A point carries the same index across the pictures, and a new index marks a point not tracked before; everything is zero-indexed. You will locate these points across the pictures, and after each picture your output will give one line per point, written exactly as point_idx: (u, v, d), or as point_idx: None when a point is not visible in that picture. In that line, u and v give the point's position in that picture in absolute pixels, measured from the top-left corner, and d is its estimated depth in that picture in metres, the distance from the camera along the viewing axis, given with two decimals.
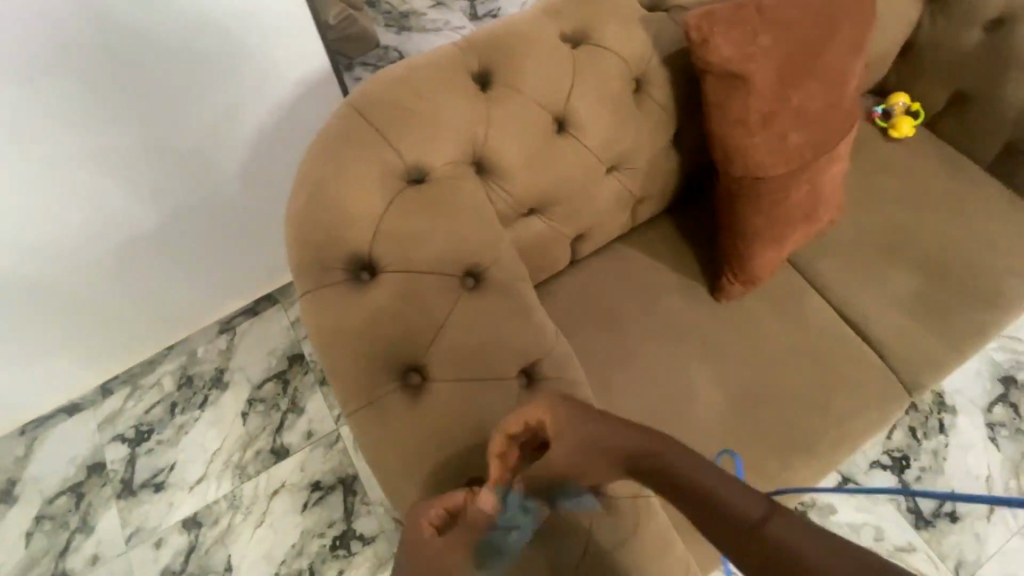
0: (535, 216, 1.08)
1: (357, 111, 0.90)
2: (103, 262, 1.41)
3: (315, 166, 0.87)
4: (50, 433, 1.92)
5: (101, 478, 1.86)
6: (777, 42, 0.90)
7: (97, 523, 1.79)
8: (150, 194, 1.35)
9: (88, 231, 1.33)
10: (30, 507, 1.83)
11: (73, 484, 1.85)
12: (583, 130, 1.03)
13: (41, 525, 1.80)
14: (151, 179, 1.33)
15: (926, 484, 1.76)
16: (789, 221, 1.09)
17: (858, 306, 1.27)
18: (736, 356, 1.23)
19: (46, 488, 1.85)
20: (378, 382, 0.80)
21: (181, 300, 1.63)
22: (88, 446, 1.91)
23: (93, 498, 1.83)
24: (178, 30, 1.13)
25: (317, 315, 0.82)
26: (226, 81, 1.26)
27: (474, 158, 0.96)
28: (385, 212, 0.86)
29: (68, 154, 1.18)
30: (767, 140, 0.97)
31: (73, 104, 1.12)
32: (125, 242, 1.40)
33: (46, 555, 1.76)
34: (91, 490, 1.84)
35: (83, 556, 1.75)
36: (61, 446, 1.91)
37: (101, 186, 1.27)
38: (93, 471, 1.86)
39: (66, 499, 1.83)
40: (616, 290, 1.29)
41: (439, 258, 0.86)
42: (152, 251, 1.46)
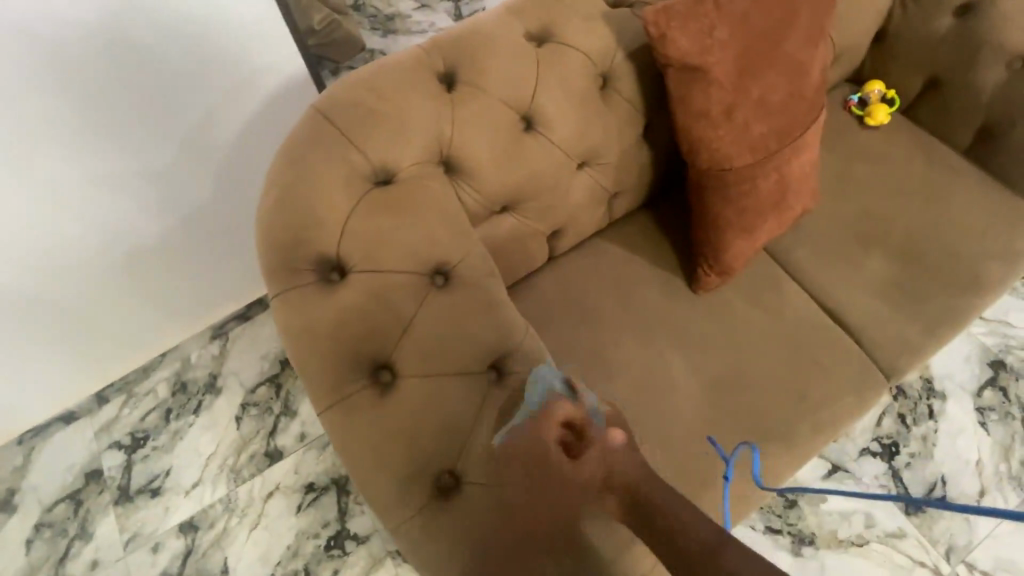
0: (508, 214, 1.10)
1: (325, 114, 0.91)
2: (100, 266, 1.42)
3: (283, 170, 0.89)
4: (48, 442, 1.95)
5: (99, 484, 1.88)
6: (735, 33, 0.91)
7: (95, 530, 1.82)
8: (145, 197, 1.36)
9: (82, 240, 1.35)
10: (31, 514, 1.85)
11: (71, 492, 1.88)
12: (550, 128, 1.04)
13: (40, 533, 1.82)
14: (146, 181, 1.34)
15: (916, 470, 1.77)
16: (759, 211, 1.10)
17: (834, 293, 1.28)
18: (714, 347, 1.24)
19: (45, 496, 1.88)
20: (347, 381, 0.82)
21: (178, 303, 1.64)
22: (86, 453, 1.93)
23: (92, 504, 1.85)
24: (169, 36, 1.17)
25: (286, 316, 0.84)
26: (216, 86, 1.29)
27: (443, 157, 0.98)
28: (353, 213, 0.87)
29: (61, 163, 1.20)
30: (730, 131, 0.98)
31: (66, 112, 1.14)
32: (117, 250, 1.41)
33: (46, 563, 1.79)
34: (89, 497, 1.86)
35: (83, 561, 1.78)
36: (59, 454, 1.93)
37: (93, 195, 1.28)
38: (90, 478, 1.89)
39: (65, 506, 1.85)
40: (594, 285, 1.30)
41: (407, 257, 0.87)
42: (145, 259, 1.47)
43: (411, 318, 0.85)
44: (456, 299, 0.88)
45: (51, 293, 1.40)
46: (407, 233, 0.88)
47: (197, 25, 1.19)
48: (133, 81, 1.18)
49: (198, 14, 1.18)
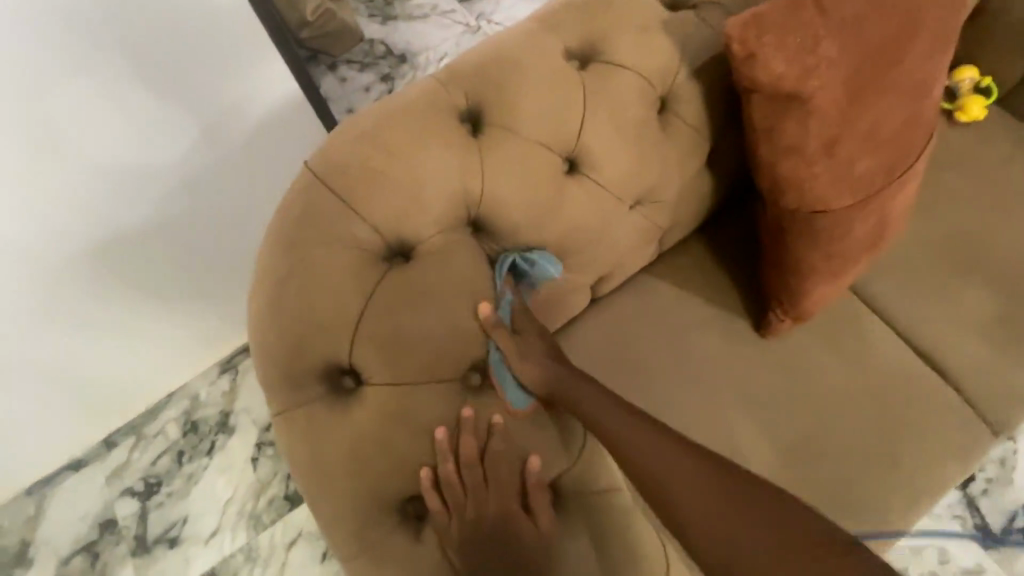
0: (548, 269, 0.91)
1: (323, 176, 0.73)
2: (89, 281, 1.18)
3: (276, 251, 0.71)
4: (54, 493, 1.69)
5: (115, 536, 1.65)
6: (845, 49, 0.70)
7: None
8: (136, 197, 1.11)
9: (87, 271, 1.16)
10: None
11: (86, 544, 1.64)
12: (599, 169, 0.84)
13: None
14: (137, 179, 1.09)
15: (994, 497, 1.56)
16: (851, 253, 0.91)
17: (927, 333, 1.10)
18: (790, 404, 1.06)
19: (58, 550, 1.64)
20: (373, 521, 0.67)
21: (182, 323, 1.41)
22: (97, 502, 1.68)
23: (105, 561, 1.62)
24: (184, 31, 0.99)
25: (296, 439, 0.68)
26: (225, 60, 1.05)
27: (471, 218, 0.79)
28: (365, 308, 0.70)
29: (41, 179, 0.99)
30: (828, 169, 0.78)
31: (48, 116, 0.94)
32: (109, 260, 1.17)
33: None
34: (104, 551, 1.63)
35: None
36: (61, 507, 1.67)
37: (97, 221, 1.10)
38: (104, 531, 1.65)
39: (78, 562, 1.62)
40: (646, 333, 1.12)
41: (431, 363, 0.71)
42: (156, 292, 1.29)
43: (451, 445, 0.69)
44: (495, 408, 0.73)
45: (50, 332, 1.22)
46: (433, 330, 0.71)
47: (214, 21, 1.00)
48: (132, 84, 0.98)
49: (218, 6, 0.99)
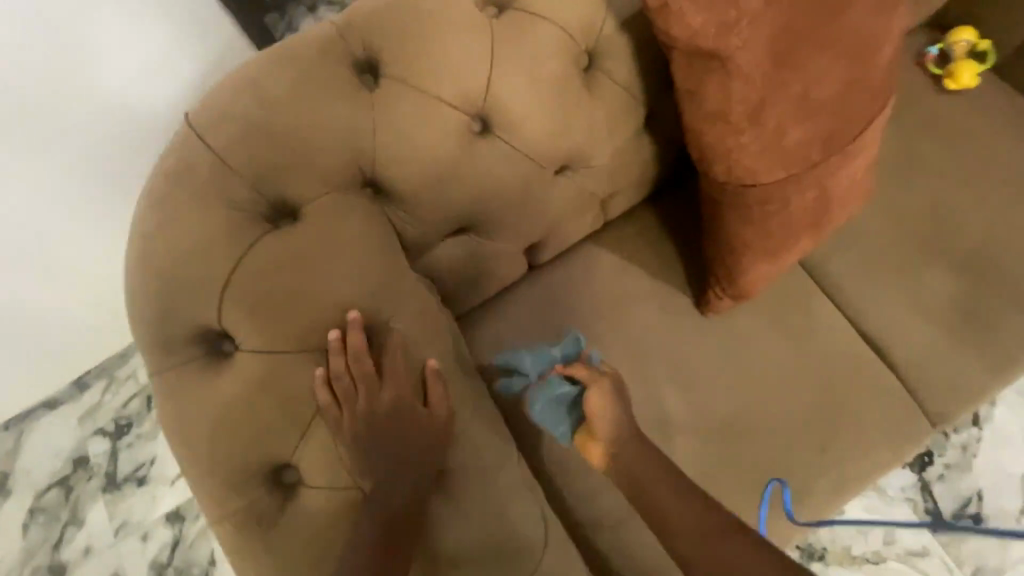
0: (469, 234, 0.87)
1: (199, 127, 0.67)
2: None
3: (148, 208, 0.67)
4: (31, 428, 1.72)
5: (88, 473, 1.69)
6: (773, 1, 0.62)
7: (86, 515, 1.66)
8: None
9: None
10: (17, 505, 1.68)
11: (60, 477, 1.69)
12: (514, 129, 0.78)
13: (34, 518, 1.66)
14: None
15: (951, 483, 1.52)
16: (791, 232, 0.84)
17: (876, 317, 1.04)
18: (724, 384, 1.03)
19: (36, 479, 1.69)
20: (242, 488, 0.66)
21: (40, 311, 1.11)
22: (71, 439, 1.72)
23: (80, 496, 1.68)
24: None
25: (168, 404, 0.67)
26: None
27: (367, 177, 0.74)
28: (234, 272, 0.66)
29: None
30: (757, 139, 0.71)
31: None
32: None
33: (41, 548, 1.64)
34: (78, 487, 1.68)
35: (72, 554, 1.63)
36: (37, 445, 1.71)
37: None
38: (77, 467, 1.69)
39: (53, 494, 1.68)
40: (583, 304, 1.07)
41: (301, 333, 0.66)
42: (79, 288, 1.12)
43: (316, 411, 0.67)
44: (367, 374, 0.67)
45: None
46: (309, 296, 0.67)
47: None
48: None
49: None
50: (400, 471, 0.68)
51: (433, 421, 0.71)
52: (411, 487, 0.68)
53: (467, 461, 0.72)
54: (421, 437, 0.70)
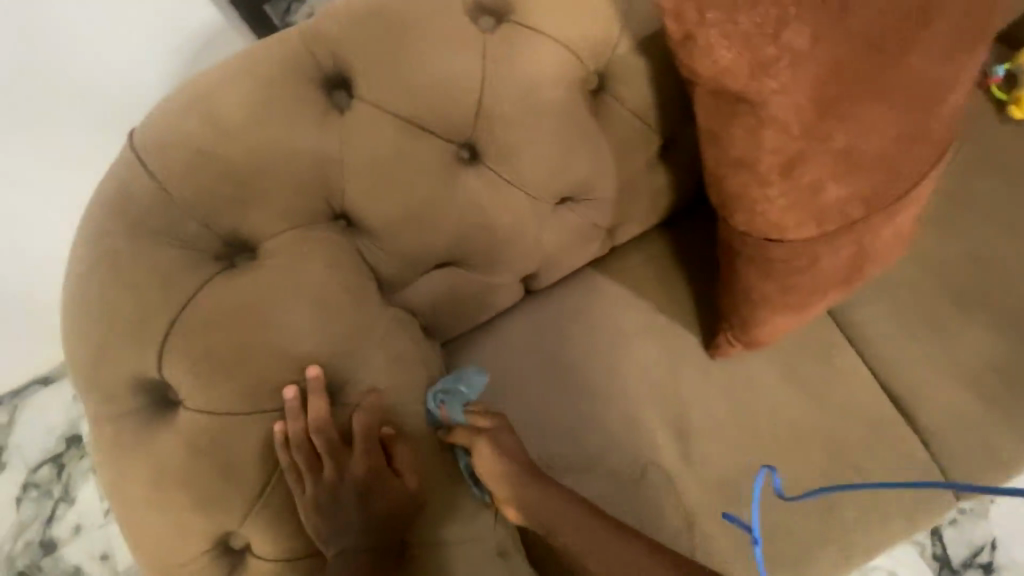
0: (454, 267, 0.77)
1: (145, 153, 0.60)
2: None
3: (88, 239, 0.60)
4: (27, 403, 1.33)
5: (79, 451, 1.31)
6: (825, 38, 0.51)
7: (79, 494, 1.27)
8: None
9: None
10: (7, 486, 1.28)
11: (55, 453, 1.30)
12: (507, 158, 0.68)
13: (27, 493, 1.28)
14: None
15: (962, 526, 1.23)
16: (817, 289, 0.74)
17: (902, 373, 0.94)
18: (730, 439, 0.92)
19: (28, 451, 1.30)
20: (178, 554, 0.59)
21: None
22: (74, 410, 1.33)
23: (70, 473, 1.29)
24: None
25: (102, 456, 0.60)
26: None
27: (337, 212, 0.66)
28: (177, 321, 0.58)
29: None
30: (788, 193, 0.60)
31: None
32: None
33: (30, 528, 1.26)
34: (70, 465, 1.29)
35: (60, 533, 1.26)
36: (33, 418, 1.32)
37: None
38: (73, 443, 1.30)
39: (46, 474, 1.29)
40: (581, 339, 0.96)
41: (251, 393, 0.59)
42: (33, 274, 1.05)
43: (273, 481, 0.60)
44: (327, 440, 0.60)
45: None
46: (262, 350, 0.59)
47: None
48: None
49: None
50: (369, 548, 0.59)
51: (405, 489, 0.63)
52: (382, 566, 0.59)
53: (440, 532, 0.64)
54: (391, 507, 0.61)
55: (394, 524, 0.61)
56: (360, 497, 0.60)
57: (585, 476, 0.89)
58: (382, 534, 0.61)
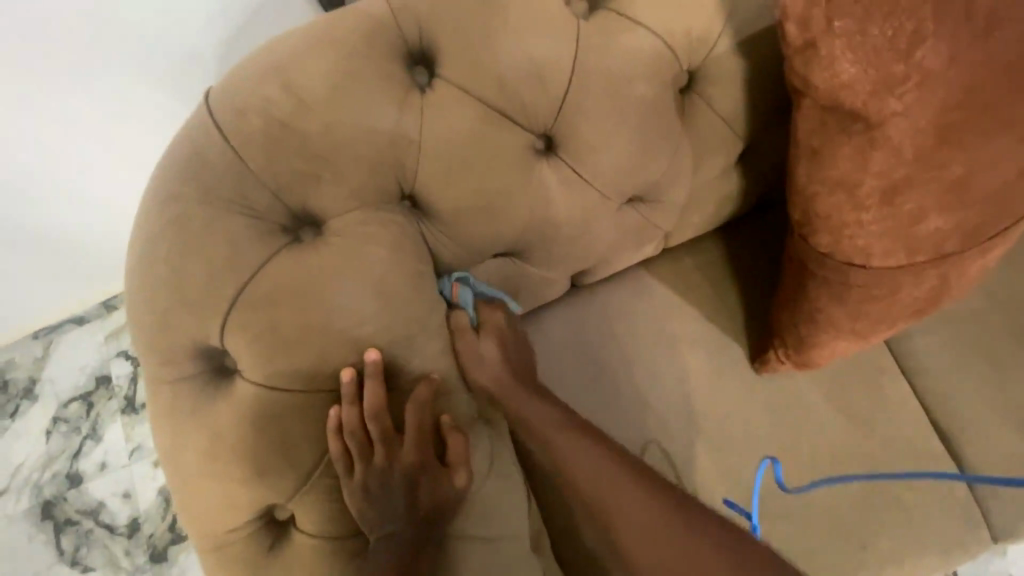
0: (509, 257, 0.74)
1: (218, 116, 0.58)
2: None
3: (156, 198, 0.59)
4: (63, 338, 1.33)
5: (108, 391, 1.33)
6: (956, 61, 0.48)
7: (106, 433, 1.30)
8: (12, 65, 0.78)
9: None
10: (40, 418, 1.31)
11: (86, 391, 1.33)
12: (584, 151, 0.66)
13: (56, 428, 1.31)
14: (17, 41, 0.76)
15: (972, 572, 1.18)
16: (888, 318, 0.70)
17: (953, 408, 0.91)
18: (768, 458, 0.90)
19: (61, 387, 1.33)
20: (226, 521, 0.60)
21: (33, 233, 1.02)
22: (104, 354, 1.34)
23: (98, 413, 1.32)
24: None
25: (158, 417, 0.60)
26: None
27: (405, 193, 0.64)
28: (243, 292, 0.58)
29: None
30: (883, 218, 0.58)
31: None
32: None
33: (56, 461, 1.29)
34: (98, 405, 1.31)
35: (86, 469, 1.29)
36: (67, 354, 1.33)
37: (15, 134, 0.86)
38: (103, 382, 1.32)
39: (77, 410, 1.32)
40: (624, 340, 0.93)
41: (309, 371, 0.59)
42: (96, 219, 1.06)
43: (324, 459, 0.60)
44: (381, 426, 0.59)
45: None
46: (323, 329, 0.58)
47: None
48: None
49: None
50: (411, 537, 0.59)
51: (452, 483, 0.62)
52: (422, 558, 0.59)
53: (478, 527, 0.64)
54: (436, 499, 0.61)
55: (438, 515, 0.61)
56: (409, 486, 0.60)
57: None
58: (424, 525, 0.60)
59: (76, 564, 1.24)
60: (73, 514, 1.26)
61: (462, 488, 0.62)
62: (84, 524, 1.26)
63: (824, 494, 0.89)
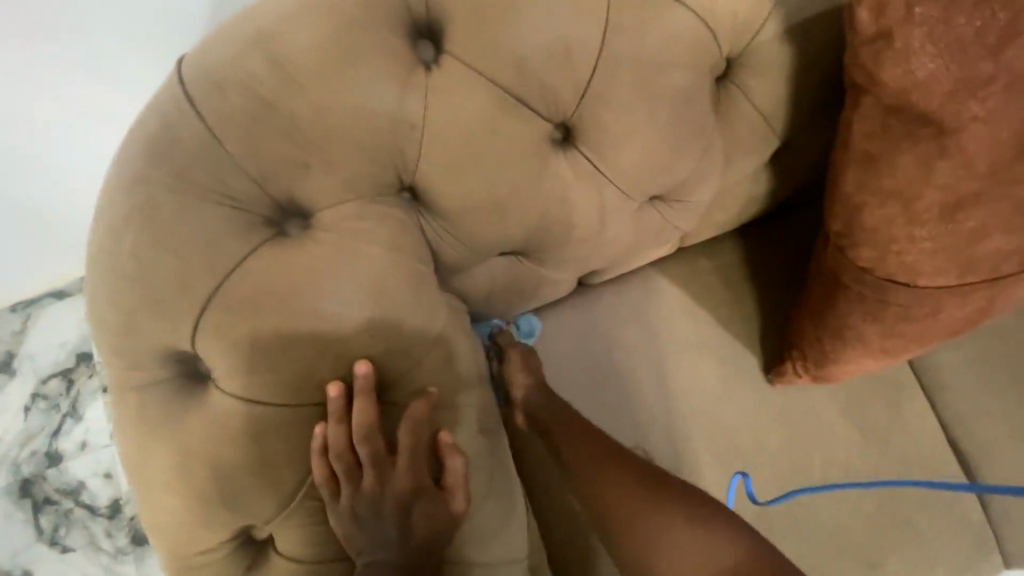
0: (515, 256, 0.68)
1: (196, 90, 0.51)
2: None
3: (124, 179, 0.52)
4: (41, 313, 1.22)
5: (89, 368, 1.25)
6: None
7: (89, 412, 1.24)
8: None
9: None
10: (15, 395, 1.23)
11: (65, 369, 1.24)
12: (607, 145, 0.59)
13: (33, 404, 1.24)
14: None
15: None
16: (924, 339, 0.65)
17: (973, 428, 0.87)
18: (778, 474, 0.86)
19: (39, 364, 1.24)
20: (198, 540, 0.54)
21: None
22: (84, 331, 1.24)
23: (79, 391, 1.24)
24: None
25: (124, 424, 0.54)
26: None
27: (405, 184, 0.57)
28: (219, 291, 0.51)
29: None
30: (941, 237, 0.52)
31: None
32: None
33: (33, 438, 1.23)
34: (79, 382, 1.24)
35: (66, 448, 1.23)
36: (44, 328, 1.22)
37: None
38: (83, 360, 1.24)
39: (56, 387, 1.24)
40: (633, 344, 0.88)
41: (292, 383, 0.53)
42: (80, 193, 0.92)
43: (308, 480, 0.54)
44: (372, 447, 0.54)
45: None
46: (309, 338, 0.52)
47: None
48: None
49: None
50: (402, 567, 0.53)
51: (448, 509, 0.56)
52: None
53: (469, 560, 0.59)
54: (430, 527, 0.55)
55: (431, 547, 0.55)
56: (399, 513, 0.55)
57: None
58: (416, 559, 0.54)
59: (55, 544, 1.20)
60: (53, 493, 1.21)
61: (458, 517, 0.57)
62: (63, 504, 1.21)
63: (834, 513, 0.85)
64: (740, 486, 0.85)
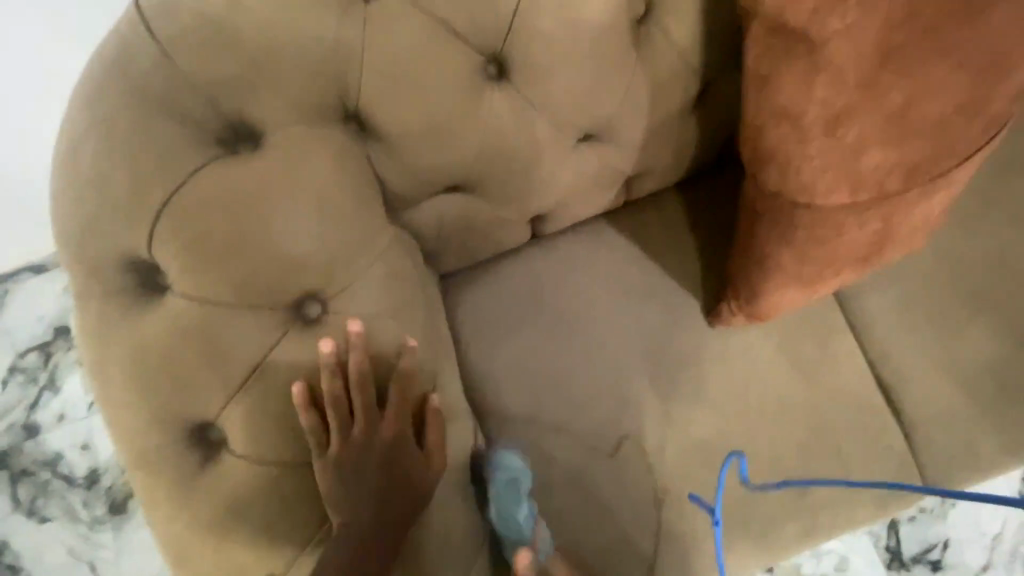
0: (459, 193, 0.73)
1: (148, 17, 0.55)
2: None
3: (82, 103, 0.56)
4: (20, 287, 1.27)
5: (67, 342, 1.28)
6: None
7: (67, 384, 1.26)
8: None
9: None
10: None
11: (44, 343, 1.27)
12: (535, 78, 0.64)
13: (10, 377, 1.26)
14: None
15: (918, 524, 1.26)
16: (835, 266, 0.70)
17: (895, 365, 0.94)
18: (715, 409, 0.92)
19: (17, 339, 1.28)
20: (155, 437, 0.59)
21: None
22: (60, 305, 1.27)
23: (57, 362, 1.27)
24: None
25: (85, 332, 0.58)
26: None
27: (350, 112, 0.62)
28: (172, 201, 0.56)
29: None
30: (826, 152, 0.58)
31: None
32: None
33: (11, 411, 1.25)
34: (56, 355, 1.27)
35: (43, 420, 1.25)
36: (23, 300, 1.27)
37: None
38: (60, 334, 1.27)
39: (34, 360, 1.27)
40: (582, 288, 0.93)
41: (241, 286, 0.57)
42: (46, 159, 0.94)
43: (255, 377, 0.59)
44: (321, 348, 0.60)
45: None
46: (256, 245, 0.57)
47: None
48: None
49: None
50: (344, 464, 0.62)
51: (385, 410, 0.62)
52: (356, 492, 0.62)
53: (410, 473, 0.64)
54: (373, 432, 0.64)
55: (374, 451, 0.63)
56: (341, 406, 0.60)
57: (564, 421, 0.89)
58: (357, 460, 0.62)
59: (34, 514, 1.21)
60: (30, 464, 1.23)
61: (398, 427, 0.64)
62: (40, 475, 1.23)
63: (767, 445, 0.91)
64: (735, 467, 0.90)
